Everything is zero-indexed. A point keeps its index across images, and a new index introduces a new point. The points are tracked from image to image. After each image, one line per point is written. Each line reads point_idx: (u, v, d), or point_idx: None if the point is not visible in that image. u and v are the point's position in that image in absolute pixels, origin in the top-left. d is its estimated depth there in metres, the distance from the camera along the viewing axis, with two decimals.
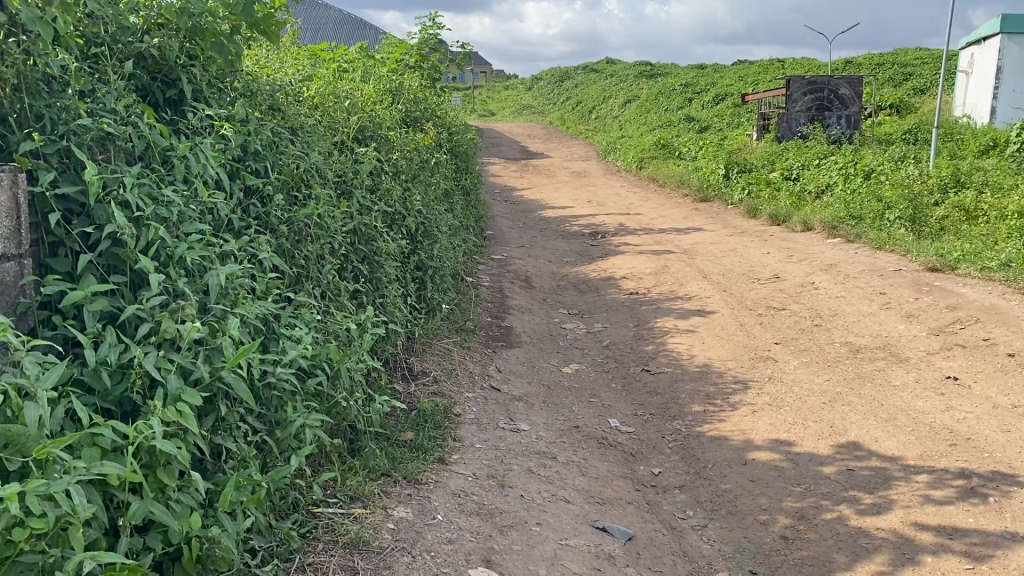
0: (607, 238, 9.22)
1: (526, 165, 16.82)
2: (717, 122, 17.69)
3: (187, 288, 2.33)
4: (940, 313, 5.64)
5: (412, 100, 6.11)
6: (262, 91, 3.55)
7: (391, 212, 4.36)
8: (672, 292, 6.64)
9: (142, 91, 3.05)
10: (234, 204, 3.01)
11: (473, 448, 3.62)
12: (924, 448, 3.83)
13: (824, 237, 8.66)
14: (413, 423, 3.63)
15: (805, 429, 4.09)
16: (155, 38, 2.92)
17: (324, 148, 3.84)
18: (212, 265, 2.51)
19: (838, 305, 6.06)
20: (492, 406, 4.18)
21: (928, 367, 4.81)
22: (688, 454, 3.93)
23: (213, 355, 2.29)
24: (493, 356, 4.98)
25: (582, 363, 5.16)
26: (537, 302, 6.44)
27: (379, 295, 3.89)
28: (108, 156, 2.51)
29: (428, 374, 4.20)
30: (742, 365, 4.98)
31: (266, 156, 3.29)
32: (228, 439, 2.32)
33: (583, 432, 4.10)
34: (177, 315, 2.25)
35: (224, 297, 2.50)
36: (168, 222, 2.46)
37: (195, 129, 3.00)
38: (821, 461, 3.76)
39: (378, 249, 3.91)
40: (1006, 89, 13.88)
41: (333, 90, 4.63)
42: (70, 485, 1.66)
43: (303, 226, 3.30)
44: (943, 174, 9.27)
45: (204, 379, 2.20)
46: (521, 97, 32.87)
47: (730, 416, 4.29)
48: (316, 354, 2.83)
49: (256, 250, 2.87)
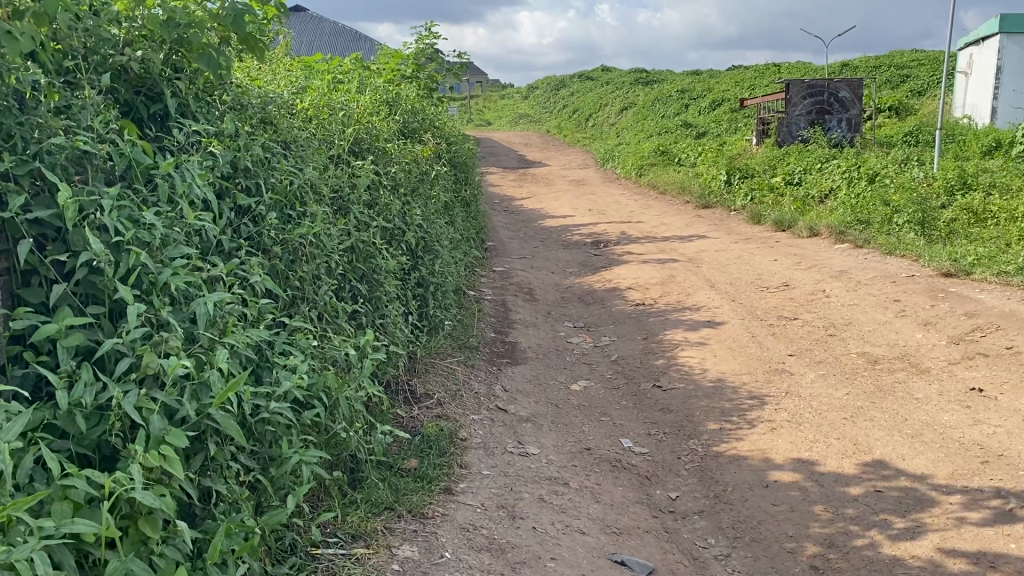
0: (610, 248, 9.04)
1: (524, 174, 16.66)
2: (716, 128, 17.56)
3: (171, 317, 2.14)
4: (959, 321, 5.46)
5: (409, 110, 5.97)
6: (253, 105, 3.40)
7: (390, 228, 4.18)
8: (680, 302, 6.47)
9: (124, 107, 2.91)
10: (224, 225, 2.81)
11: (480, 475, 3.45)
12: (954, 466, 3.64)
13: (832, 243, 8.49)
14: (417, 449, 3.46)
15: (827, 447, 3.91)
16: (138, 50, 2.80)
17: (319, 162, 3.66)
18: (199, 292, 2.32)
19: (852, 314, 5.88)
20: (499, 429, 4.00)
21: (950, 378, 4.63)
22: (706, 477, 3.73)
23: (200, 390, 2.11)
24: (498, 374, 4.80)
25: (591, 379, 4.97)
26: (542, 316, 6.26)
27: (379, 316, 3.66)
28: (86, 177, 2.34)
29: (432, 397, 4.01)
30: (757, 379, 4.79)
31: (258, 173, 3.10)
32: (218, 480, 2.15)
33: (595, 454, 3.91)
34: (160, 348, 2.08)
35: (212, 327, 2.31)
36: (151, 247, 2.28)
37: (181, 146, 2.83)
38: (846, 482, 3.58)
39: (378, 266, 3.71)
40: (1006, 88, 13.76)
41: (328, 101, 4.46)
42: (36, 550, 1.48)
43: (299, 246, 3.09)
44: (949, 176, 9.13)
45: (190, 419, 2.03)
46: (517, 106, 32.67)
47: (747, 434, 4.11)
48: (314, 383, 2.64)
49: (247, 273, 2.67)
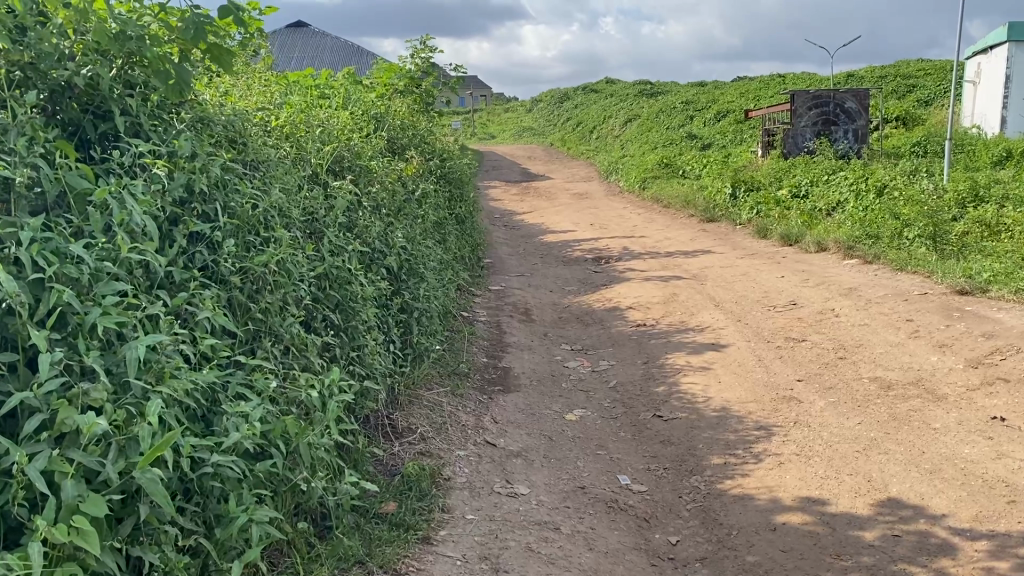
0: (611, 264, 8.78)
1: (526, 188, 16.42)
2: (720, 140, 17.31)
3: (96, 365, 1.89)
4: (976, 342, 5.18)
5: (397, 127, 5.74)
6: (217, 122, 3.18)
7: (369, 251, 3.94)
8: (682, 322, 6.20)
9: (69, 127, 2.69)
10: (174, 255, 2.57)
11: (463, 521, 3.19)
12: (977, 507, 3.36)
13: (841, 258, 8.20)
14: (395, 491, 3.22)
15: (839, 484, 3.63)
16: (85, 65, 2.58)
17: (289, 183, 3.43)
18: (134, 333, 2.07)
19: (862, 335, 5.60)
20: (487, 466, 3.73)
21: (970, 406, 4.34)
22: (708, 519, 3.46)
23: (129, 446, 1.86)
24: (489, 403, 4.54)
25: (587, 408, 4.70)
26: (538, 338, 6.00)
27: (355, 347, 3.40)
28: (9, 206, 2.10)
29: (415, 432, 3.77)
30: (764, 408, 4.51)
31: (216, 196, 2.86)
32: (149, 550, 1.89)
33: (589, 494, 3.64)
34: (80, 402, 1.83)
35: (147, 372, 2.06)
36: (79, 285, 2.03)
37: (126, 169, 2.59)
38: (860, 524, 3.30)
39: (354, 293, 3.46)
40: (1016, 98, 13.49)
41: (306, 117, 4.25)
42: None
43: (261, 275, 2.83)
44: (960, 189, 8.85)
45: (113, 482, 1.78)
46: (522, 119, 32.50)
47: (754, 469, 3.83)
48: (271, 429, 2.39)
49: (197, 308, 2.42)
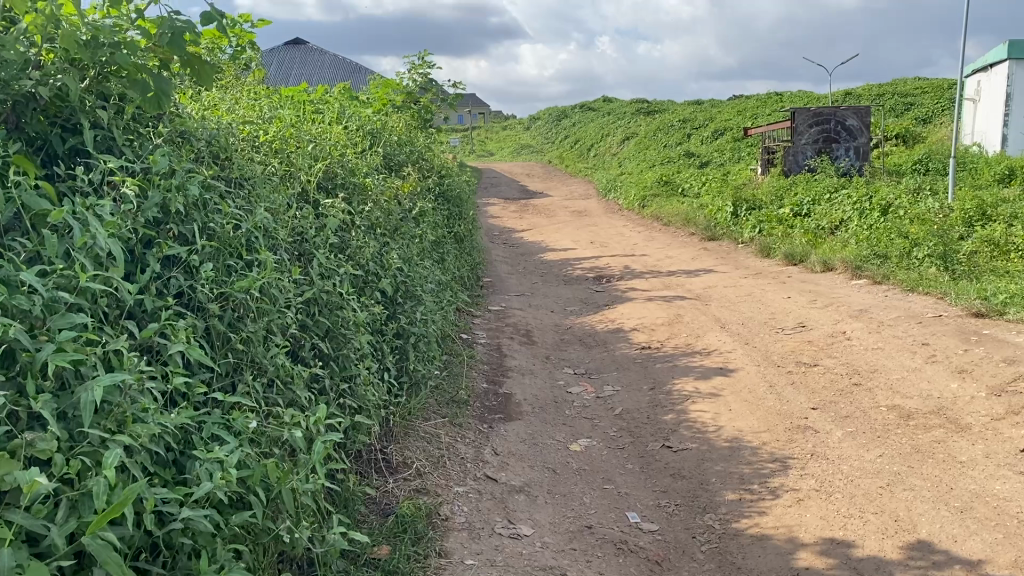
0: (613, 283, 8.56)
1: (526, 205, 16.23)
2: (719, 158, 17.16)
3: (46, 411, 1.66)
4: (997, 368, 4.96)
5: (393, 143, 5.55)
6: (198, 138, 2.99)
7: (362, 274, 3.72)
8: (689, 345, 5.97)
9: (36, 141, 2.49)
10: (147, 280, 2.34)
11: (462, 567, 2.95)
12: (1015, 551, 3.12)
13: (848, 278, 7.98)
14: (389, 532, 2.98)
15: (864, 524, 3.39)
16: (53, 75, 2.38)
17: (276, 203, 3.22)
18: (93, 373, 1.84)
19: (877, 359, 5.37)
20: (487, 504, 3.49)
21: (996, 437, 4.12)
22: (725, 562, 3.22)
23: (81, 503, 1.63)
24: (490, 433, 4.30)
25: (592, 438, 4.46)
26: (539, 361, 5.76)
27: (346, 377, 3.17)
28: None
29: (410, 467, 3.54)
30: (779, 439, 4.27)
31: (193, 217, 2.65)
32: None
33: (596, 534, 3.39)
34: (24, 454, 1.60)
35: (107, 417, 1.82)
36: (30, 318, 1.80)
37: (91, 186, 2.37)
38: (890, 570, 3.06)
39: (346, 319, 3.23)
40: (1017, 116, 13.37)
41: (297, 132, 4.06)
42: None
43: (243, 302, 2.60)
44: (967, 207, 8.67)
45: (59, 547, 1.54)
46: (519, 137, 32.41)
47: (771, 507, 3.59)
48: (250, 475, 2.15)
49: (169, 340, 2.19)
